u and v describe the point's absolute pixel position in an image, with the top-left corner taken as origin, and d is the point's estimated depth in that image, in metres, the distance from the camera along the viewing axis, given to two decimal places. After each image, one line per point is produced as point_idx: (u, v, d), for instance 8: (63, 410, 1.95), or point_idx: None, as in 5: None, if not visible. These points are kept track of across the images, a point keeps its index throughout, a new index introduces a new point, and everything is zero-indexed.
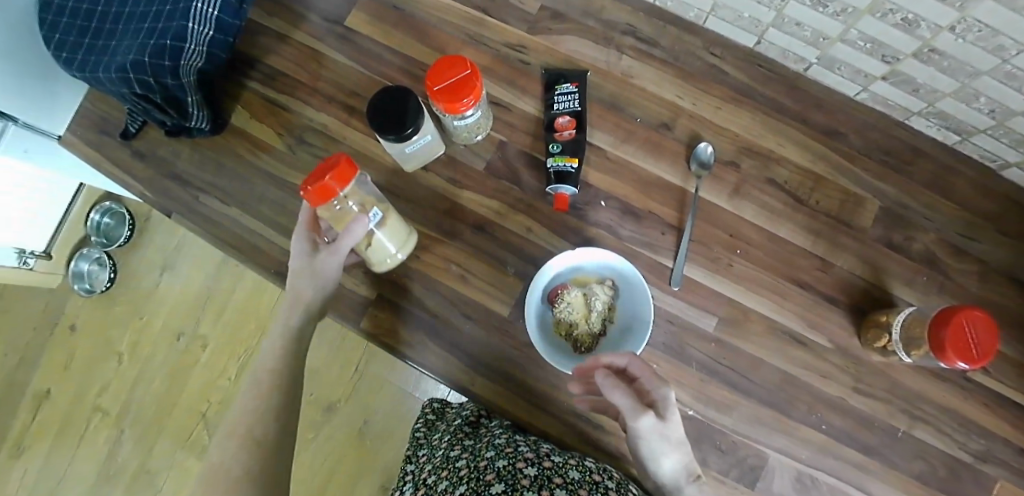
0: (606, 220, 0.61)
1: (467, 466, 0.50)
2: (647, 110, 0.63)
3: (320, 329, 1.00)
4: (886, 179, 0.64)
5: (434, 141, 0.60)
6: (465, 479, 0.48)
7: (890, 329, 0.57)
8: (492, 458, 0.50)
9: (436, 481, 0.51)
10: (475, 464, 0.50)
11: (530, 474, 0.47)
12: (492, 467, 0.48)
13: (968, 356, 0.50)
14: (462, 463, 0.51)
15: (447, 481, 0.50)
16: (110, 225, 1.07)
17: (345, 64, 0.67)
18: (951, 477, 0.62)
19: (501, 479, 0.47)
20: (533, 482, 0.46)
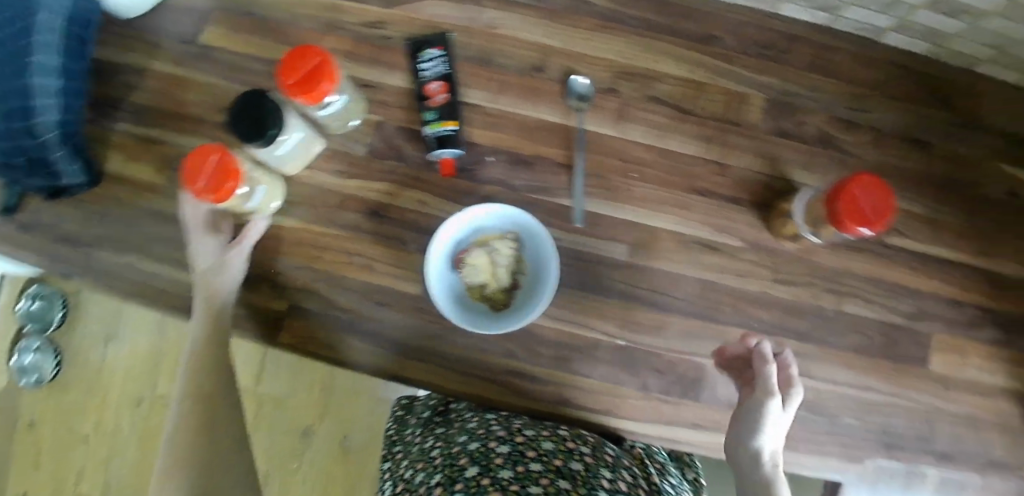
0: (499, 176, 0.61)
1: (442, 454, 0.60)
2: (517, 57, 0.62)
3: (276, 358, 1.00)
4: (768, 72, 0.63)
5: (306, 137, 0.60)
6: (442, 468, 0.58)
7: (792, 214, 0.59)
8: (464, 443, 0.59)
9: (415, 474, 0.61)
10: (447, 451, 0.60)
11: (500, 453, 0.57)
12: (464, 451, 0.58)
13: (862, 219, 0.52)
14: (438, 454, 0.61)
15: (425, 472, 0.59)
16: (43, 307, 1.03)
17: (207, 81, 0.64)
18: (886, 343, 0.64)
19: (474, 462, 0.56)
20: (506, 460, 0.56)
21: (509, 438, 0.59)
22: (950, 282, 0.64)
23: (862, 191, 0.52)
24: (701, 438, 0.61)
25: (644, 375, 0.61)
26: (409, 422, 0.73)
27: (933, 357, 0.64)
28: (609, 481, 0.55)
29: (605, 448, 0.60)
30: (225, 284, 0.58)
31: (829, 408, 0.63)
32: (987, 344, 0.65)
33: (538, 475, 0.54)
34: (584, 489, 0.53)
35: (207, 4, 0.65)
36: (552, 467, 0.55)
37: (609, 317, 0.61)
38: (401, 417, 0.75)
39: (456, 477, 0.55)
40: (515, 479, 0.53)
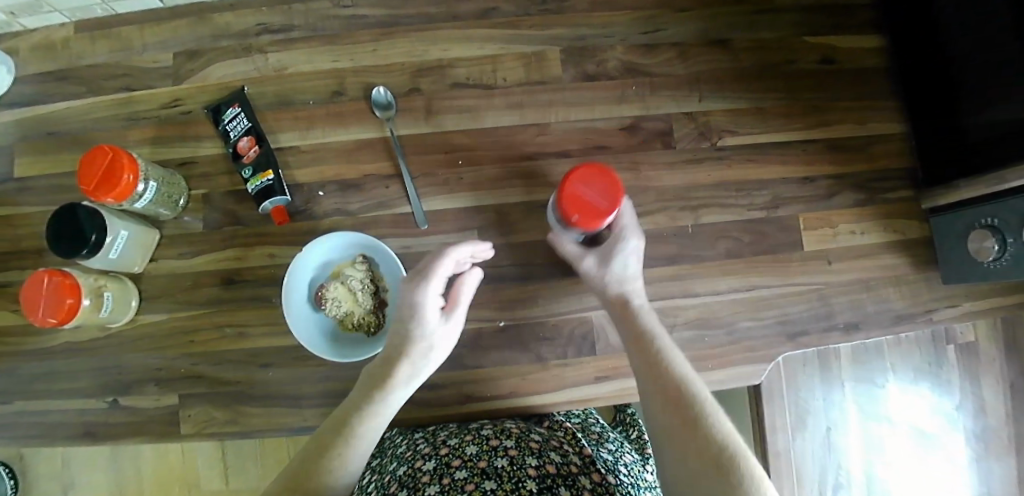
0: (334, 206, 0.62)
1: (376, 487, 0.53)
2: (315, 89, 0.63)
3: (238, 448, 1.00)
4: (554, 24, 0.65)
5: (136, 232, 0.60)
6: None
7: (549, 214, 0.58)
8: (394, 470, 0.53)
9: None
10: (380, 482, 0.53)
11: (428, 470, 0.50)
12: (394, 479, 0.52)
13: (590, 212, 0.51)
14: (372, 488, 0.53)
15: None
16: None
17: (35, 210, 0.65)
18: (759, 238, 0.64)
19: (403, 487, 0.50)
20: (433, 476, 0.50)
21: (435, 452, 0.53)
22: (791, 162, 0.65)
23: (584, 184, 0.51)
24: (608, 388, 0.61)
25: (535, 347, 0.61)
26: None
27: (807, 237, 0.65)
28: (537, 468, 0.49)
29: (532, 434, 0.55)
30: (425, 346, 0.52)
31: (725, 319, 0.63)
32: (852, 207, 0.65)
33: (463, 482, 0.48)
34: (510, 485, 0.47)
35: (14, 137, 0.66)
36: (478, 470, 0.49)
37: (482, 304, 0.61)
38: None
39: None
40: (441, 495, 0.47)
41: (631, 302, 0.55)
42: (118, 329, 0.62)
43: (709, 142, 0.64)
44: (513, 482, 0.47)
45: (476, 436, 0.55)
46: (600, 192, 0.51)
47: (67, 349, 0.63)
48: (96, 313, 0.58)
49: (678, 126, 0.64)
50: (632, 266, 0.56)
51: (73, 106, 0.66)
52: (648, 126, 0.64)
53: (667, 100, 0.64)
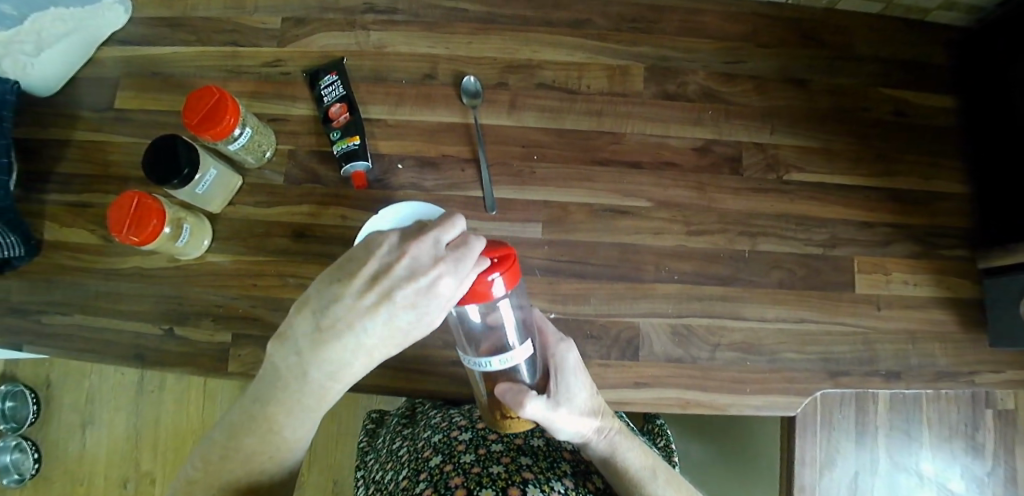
0: (410, 180, 0.64)
1: (408, 451, 0.54)
2: (409, 69, 0.67)
3: None
4: (642, 43, 0.69)
5: (223, 173, 0.63)
6: (406, 463, 0.52)
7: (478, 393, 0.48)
8: (428, 437, 0.54)
9: (382, 474, 0.54)
10: (413, 447, 0.54)
11: (464, 439, 0.52)
12: (428, 444, 0.53)
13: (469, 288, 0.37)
14: (404, 451, 0.55)
15: (392, 470, 0.53)
16: (14, 407, 1.03)
17: (129, 142, 0.69)
18: (810, 273, 0.66)
19: (438, 452, 0.51)
20: (468, 445, 0.51)
21: (470, 425, 0.55)
22: (850, 205, 0.68)
23: None
24: (647, 395, 0.62)
25: (581, 344, 0.62)
26: (378, 430, 0.65)
27: (859, 279, 0.67)
28: (571, 452, 0.53)
29: None
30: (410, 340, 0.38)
31: (768, 346, 0.64)
32: (904, 258, 0.68)
33: (500, 454, 0.50)
34: (546, 463, 0.50)
35: (119, 71, 0.71)
36: (514, 446, 0.52)
37: (537, 293, 0.63)
38: (371, 429, 0.67)
39: (420, 469, 0.50)
40: (478, 462, 0.49)
41: (606, 439, 0.48)
42: (187, 262, 0.66)
43: (776, 175, 0.67)
44: (549, 462, 0.50)
45: None
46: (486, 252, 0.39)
47: (140, 273, 0.67)
48: (172, 243, 0.61)
49: (747, 155, 0.67)
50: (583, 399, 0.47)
51: (179, 51, 0.70)
52: (717, 150, 0.67)
53: (740, 129, 0.68)
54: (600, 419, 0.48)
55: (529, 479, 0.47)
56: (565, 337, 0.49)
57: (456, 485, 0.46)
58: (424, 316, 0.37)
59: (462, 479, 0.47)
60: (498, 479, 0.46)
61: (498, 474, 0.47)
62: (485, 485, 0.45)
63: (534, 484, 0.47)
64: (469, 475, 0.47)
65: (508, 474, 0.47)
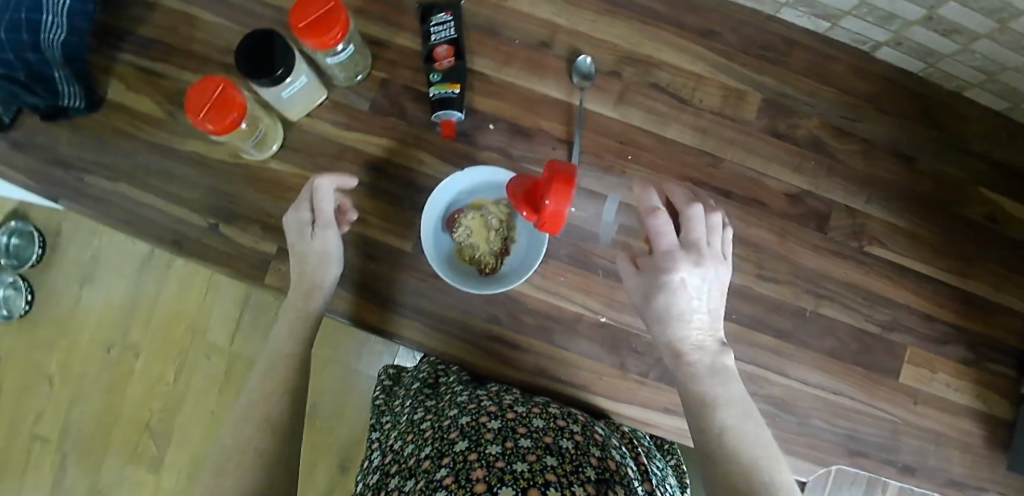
0: (497, 144, 0.62)
1: (432, 427, 0.52)
2: (525, 30, 0.64)
3: (255, 305, 1.02)
4: (764, 73, 0.66)
5: (311, 84, 0.59)
6: (430, 441, 0.50)
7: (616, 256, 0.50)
8: (455, 417, 0.52)
9: (402, 445, 0.52)
10: (438, 424, 0.52)
11: (493, 429, 0.49)
12: (454, 425, 0.51)
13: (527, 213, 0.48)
14: (428, 426, 0.52)
15: (413, 444, 0.51)
16: (19, 245, 1.02)
17: (218, 22, 0.66)
18: (863, 349, 0.65)
19: (465, 437, 0.48)
20: (496, 435, 0.48)
21: (500, 414, 0.53)
22: (921, 294, 0.67)
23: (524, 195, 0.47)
24: (673, 424, 0.60)
25: (623, 355, 0.60)
26: (396, 391, 0.63)
27: (907, 368, 0.66)
28: (599, 460, 0.48)
29: (595, 426, 0.54)
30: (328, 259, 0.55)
31: (801, 408, 0.64)
32: (956, 360, 0.67)
33: (526, 451, 0.46)
34: (571, 467, 0.45)
35: None
36: (542, 444, 0.47)
37: (594, 294, 0.61)
38: (389, 388, 0.66)
39: (444, 452, 0.47)
40: (503, 456, 0.45)
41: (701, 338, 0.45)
42: (248, 162, 0.63)
43: (858, 243, 0.66)
44: (575, 465, 0.45)
45: (539, 411, 0.53)
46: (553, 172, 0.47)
47: (198, 160, 0.64)
48: (243, 140, 0.58)
49: (836, 216, 0.65)
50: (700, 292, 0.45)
51: None
52: (808, 202, 0.65)
53: (837, 187, 0.66)
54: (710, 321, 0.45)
55: (552, 482, 0.42)
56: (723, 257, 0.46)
57: (477, 478, 0.42)
58: (328, 235, 0.54)
59: (484, 473, 0.43)
60: (520, 478, 0.42)
61: (522, 473, 0.42)
62: (506, 483, 0.41)
63: (556, 489, 0.41)
64: (492, 469, 0.43)
65: (531, 474, 0.43)
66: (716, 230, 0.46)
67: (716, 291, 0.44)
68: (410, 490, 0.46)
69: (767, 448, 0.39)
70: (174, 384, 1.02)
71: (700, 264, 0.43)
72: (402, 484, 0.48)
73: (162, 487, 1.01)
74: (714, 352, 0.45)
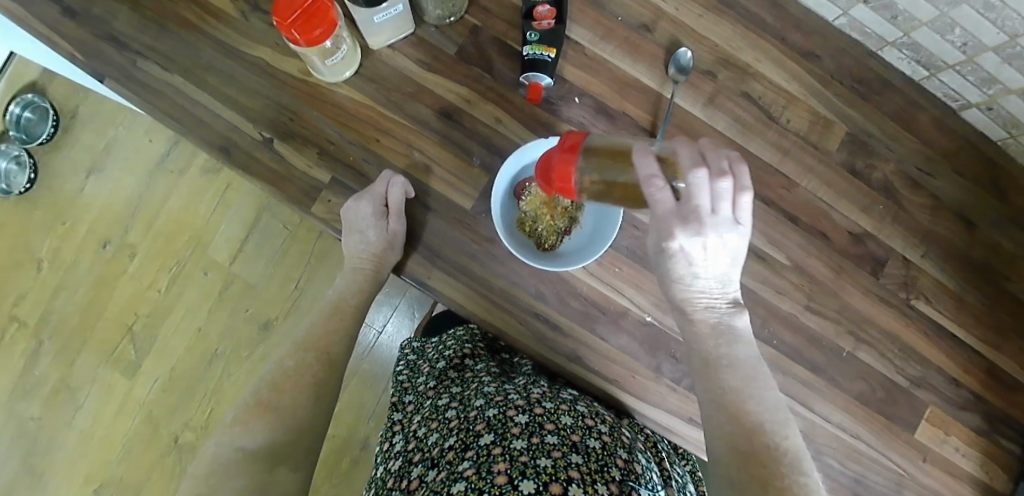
0: (579, 119, 0.60)
1: (457, 417, 0.51)
2: (629, 9, 0.61)
3: (262, 228, 0.97)
4: (854, 107, 0.65)
5: (403, 15, 0.56)
6: (455, 431, 0.49)
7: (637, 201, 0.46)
8: (481, 408, 0.51)
9: (426, 432, 0.52)
10: (464, 414, 0.51)
11: (520, 422, 0.48)
12: (481, 417, 0.49)
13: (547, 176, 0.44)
14: (452, 415, 0.52)
15: (437, 433, 0.51)
16: (30, 120, 0.97)
17: None
18: (888, 399, 0.65)
19: (491, 430, 0.47)
20: (523, 431, 0.47)
21: (528, 408, 0.50)
22: (953, 357, 0.67)
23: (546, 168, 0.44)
24: (694, 435, 0.60)
25: (660, 359, 0.59)
26: (421, 370, 0.64)
27: (924, 426, 0.66)
28: (626, 462, 0.46)
29: (622, 429, 0.53)
30: (390, 249, 0.57)
31: (818, 444, 0.64)
32: (972, 428, 0.67)
33: (552, 447, 0.45)
34: (595, 466, 0.44)
35: None
36: (569, 442, 0.46)
37: (645, 291, 0.59)
38: (413, 364, 0.66)
39: (468, 444, 0.47)
40: (527, 451, 0.44)
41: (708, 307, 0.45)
42: (316, 82, 0.59)
43: (906, 294, 0.65)
44: (600, 465, 0.44)
45: (568, 408, 0.51)
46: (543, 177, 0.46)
47: (264, 69, 0.60)
48: (320, 59, 0.55)
49: (892, 263, 0.65)
50: (708, 256, 0.42)
51: None
52: (869, 245, 0.64)
53: (898, 235, 0.65)
54: (722, 288, 0.45)
55: (575, 479, 0.41)
56: (741, 210, 0.40)
57: (499, 470, 0.42)
58: (392, 226, 0.56)
59: (507, 466, 0.42)
60: (542, 473, 0.41)
61: (545, 468, 0.42)
62: (527, 476, 0.40)
63: (578, 485, 0.41)
64: (515, 462, 0.42)
65: (554, 470, 0.42)
66: (731, 197, 0.39)
67: (724, 255, 0.42)
68: (433, 480, 0.46)
69: (771, 410, 0.41)
70: (166, 292, 0.98)
71: (699, 234, 0.40)
72: (425, 473, 0.47)
73: (135, 394, 0.98)
74: (726, 315, 0.46)
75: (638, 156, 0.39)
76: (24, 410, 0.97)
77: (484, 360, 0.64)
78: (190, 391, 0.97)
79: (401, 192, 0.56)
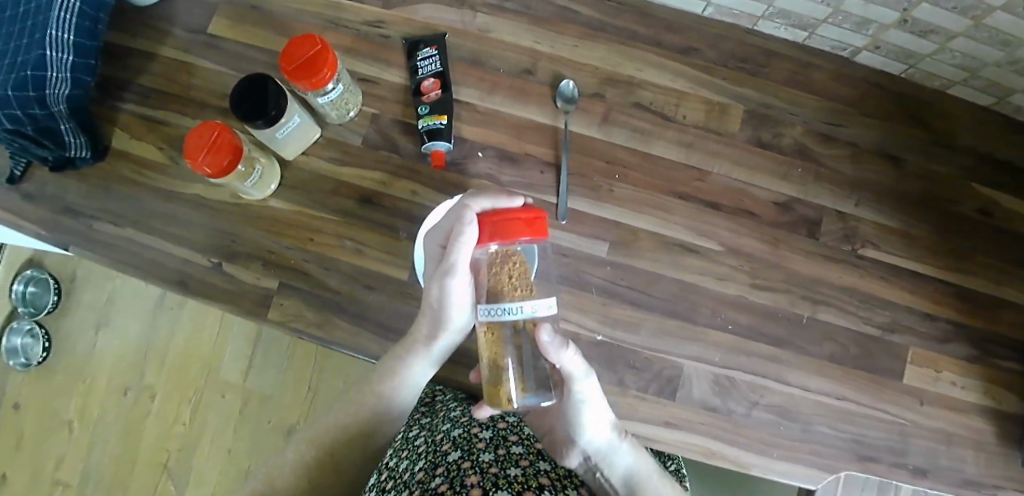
0: (487, 171, 0.64)
1: (427, 441, 0.54)
2: (508, 60, 0.66)
3: (266, 339, 1.02)
4: (746, 85, 0.67)
5: (305, 123, 0.62)
6: (424, 454, 0.52)
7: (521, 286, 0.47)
8: (447, 430, 0.54)
9: (399, 461, 0.54)
10: (432, 439, 0.54)
11: (484, 438, 0.52)
12: (447, 437, 0.52)
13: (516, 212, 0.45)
14: (422, 441, 0.54)
15: (408, 460, 0.53)
16: (35, 293, 1.06)
17: (214, 69, 0.68)
18: (863, 351, 0.65)
19: (457, 447, 0.50)
20: (488, 444, 0.51)
21: (491, 425, 0.54)
22: (919, 293, 0.66)
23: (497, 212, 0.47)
24: (674, 437, 0.61)
25: (621, 372, 0.62)
26: None
27: (910, 370, 0.65)
28: None
29: None
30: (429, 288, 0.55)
31: (804, 415, 0.63)
32: (963, 358, 0.66)
33: (518, 456, 0.49)
34: (562, 470, 0.48)
35: None
36: (534, 450, 0.51)
37: (589, 312, 0.62)
38: None
39: (438, 462, 0.49)
40: (496, 462, 0.47)
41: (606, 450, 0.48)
42: (247, 202, 0.65)
43: (851, 246, 0.66)
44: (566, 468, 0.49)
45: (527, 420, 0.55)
46: (512, 213, 0.44)
47: (200, 202, 0.66)
48: (241, 182, 0.60)
49: (827, 220, 0.66)
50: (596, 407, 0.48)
51: None
52: (798, 209, 0.65)
53: (825, 192, 0.66)
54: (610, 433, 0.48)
55: (545, 483, 0.45)
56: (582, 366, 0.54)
57: (472, 483, 0.44)
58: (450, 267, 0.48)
59: (478, 478, 0.45)
60: (514, 482, 0.44)
61: (515, 476, 0.45)
62: (501, 488, 0.43)
63: (549, 490, 0.44)
64: (486, 474, 0.45)
65: (524, 477, 0.45)
66: None
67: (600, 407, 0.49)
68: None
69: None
70: (189, 424, 1.02)
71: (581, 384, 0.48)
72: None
73: None
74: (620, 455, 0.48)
75: (544, 326, 0.43)
76: None
77: (451, 390, 0.64)
78: None
79: (470, 214, 0.46)
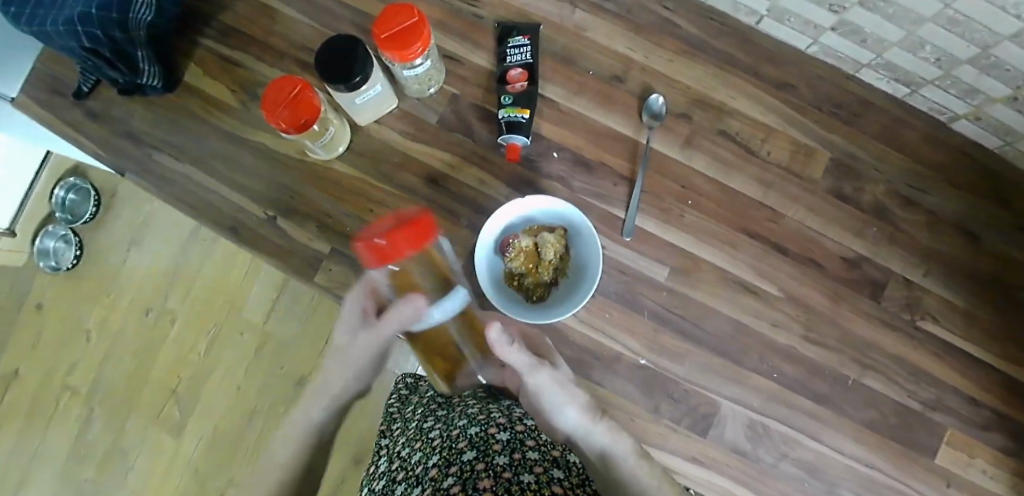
0: (560, 173, 0.62)
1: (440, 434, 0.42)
2: (600, 63, 0.63)
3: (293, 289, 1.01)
4: (836, 132, 0.65)
5: (385, 92, 0.60)
6: (436, 449, 0.40)
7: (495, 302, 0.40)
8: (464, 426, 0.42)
9: (410, 452, 0.43)
10: (447, 433, 0.42)
11: (503, 439, 0.40)
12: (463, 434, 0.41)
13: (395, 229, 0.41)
14: (436, 433, 0.43)
15: (419, 453, 0.41)
16: (74, 201, 1.05)
17: (298, 20, 0.66)
18: (902, 424, 0.64)
19: (472, 447, 0.39)
20: (506, 447, 0.39)
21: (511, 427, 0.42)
22: (969, 375, 0.65)
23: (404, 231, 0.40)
24: (698, 473, 0.61)
25: (659, 399, 0.61)
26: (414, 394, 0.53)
27: (945, 450, 0.64)
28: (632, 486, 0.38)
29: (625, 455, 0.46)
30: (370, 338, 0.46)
31: (831, 475, 0.62)
32: (1001, 449, 0.64)
33: (535, 463, 0.37)
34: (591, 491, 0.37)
35: None
36: (552, 458, 0.39)
37: (637, 334, 0.61)
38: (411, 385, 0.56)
39: (447, 461, 0.38)
40: (511, 467, 0.36)
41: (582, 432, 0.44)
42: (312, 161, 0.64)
43: (911, 315, 0.64)
44: (582, 478, 0.38)
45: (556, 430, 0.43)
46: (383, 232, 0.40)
47: (266, 151, 0.65)
48: (313, 141, 0.59)
49: (892, 286, 0.64)
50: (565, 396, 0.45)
51: None
52: (865, 268, 0.64)
53: (896, 257, 0.64)
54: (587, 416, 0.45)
55: None
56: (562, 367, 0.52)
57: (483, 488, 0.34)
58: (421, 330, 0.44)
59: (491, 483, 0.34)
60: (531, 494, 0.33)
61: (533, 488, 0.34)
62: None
63: None
64: (499, 480, 0.35)
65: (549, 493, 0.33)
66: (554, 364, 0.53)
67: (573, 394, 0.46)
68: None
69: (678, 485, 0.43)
70: (205, 355, 1.02)
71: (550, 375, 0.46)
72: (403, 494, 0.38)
73: (181, 453, 1.02)
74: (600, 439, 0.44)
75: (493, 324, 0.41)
76: (80, 472, 1.04)
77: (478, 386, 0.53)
78: (230, 450, 1.00)
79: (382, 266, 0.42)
